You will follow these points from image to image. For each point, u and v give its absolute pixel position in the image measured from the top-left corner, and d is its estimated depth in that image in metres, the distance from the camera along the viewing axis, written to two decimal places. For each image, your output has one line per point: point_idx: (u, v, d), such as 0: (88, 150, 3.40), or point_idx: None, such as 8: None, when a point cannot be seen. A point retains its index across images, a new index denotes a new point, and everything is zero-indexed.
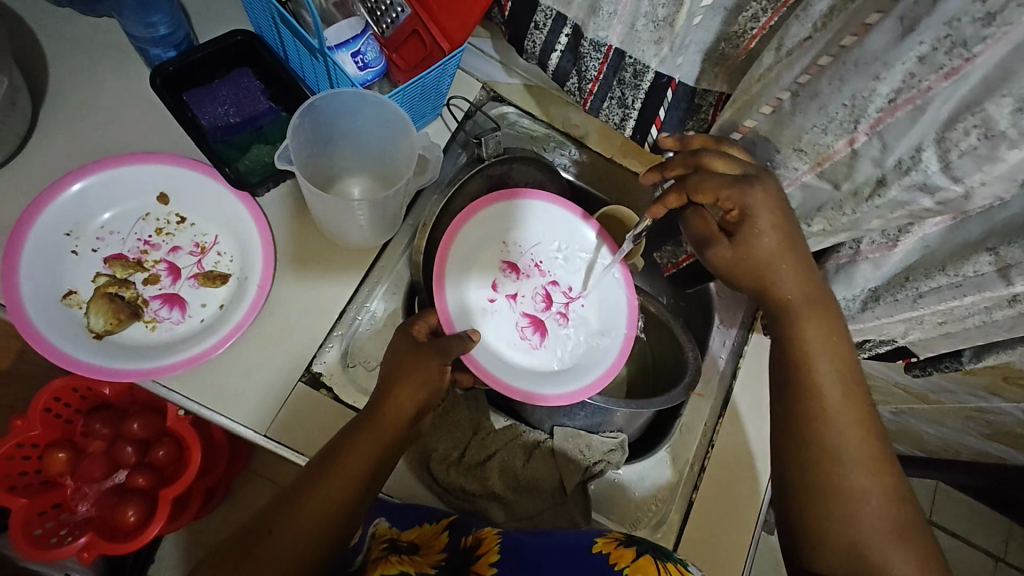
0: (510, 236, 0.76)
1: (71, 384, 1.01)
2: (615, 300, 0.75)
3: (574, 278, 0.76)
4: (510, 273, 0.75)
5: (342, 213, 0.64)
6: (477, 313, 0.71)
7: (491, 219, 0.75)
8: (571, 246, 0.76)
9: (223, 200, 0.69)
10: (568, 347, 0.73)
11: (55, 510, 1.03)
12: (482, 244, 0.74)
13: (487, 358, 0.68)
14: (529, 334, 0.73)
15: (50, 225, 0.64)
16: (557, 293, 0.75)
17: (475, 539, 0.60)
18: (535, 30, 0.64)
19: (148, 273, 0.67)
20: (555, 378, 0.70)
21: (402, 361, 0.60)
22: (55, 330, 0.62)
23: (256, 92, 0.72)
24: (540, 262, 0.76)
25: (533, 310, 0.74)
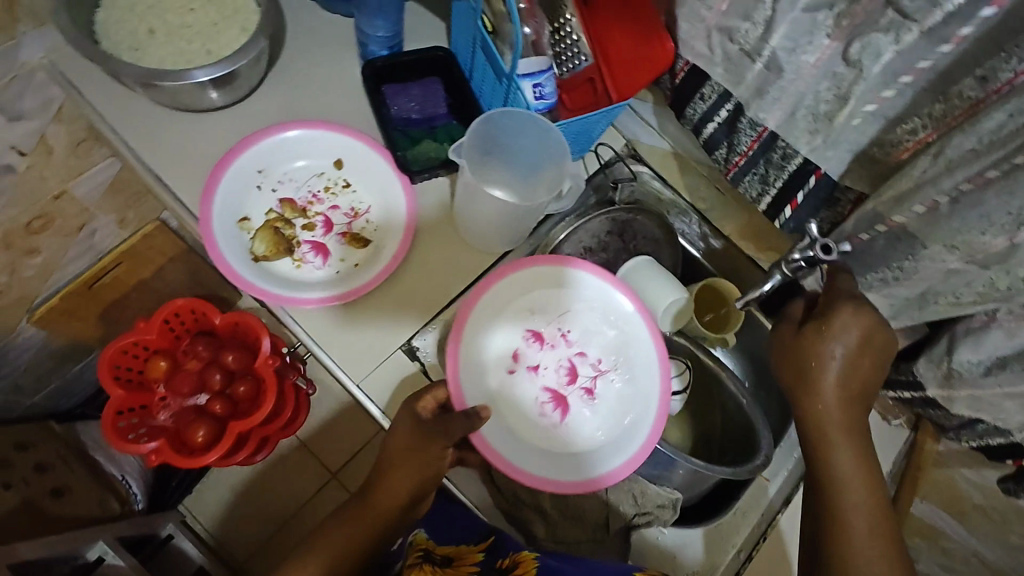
0: (542, 293, 0.74)
1: (190, 306, 1.14)
2: (645, 383, 0.73)
3: (604, 349, 0.74)
4: (534, 342, 0.73)
5: (489, 214, 0.73)
6: (495, 386, 0.71)
7: (516, 286, 0.74)
8: (598, 314, 0.75)
9: (387, 178, 0.79)
10: (590, 425, 0.72)
11: (141, 410, 1.15)
12: (506, 306, 0.73)
13: (497, 439, 0.69)
14: (550, 412, 0.71)
15: (249, 161, 0.77)
16: (581, 366, 0.74)
17: (512, 562, 0.66)
18: (699, 100, 0.71)
19: (308, 220, 0.77)
20: (573, 466, 0.69)
21: (411, 444, 0.65)
22: (227, 243, 0.73)
23: (440, 98, 0.82)
24: (567, 332, 0.74)
25: (555, 384, 0.73)
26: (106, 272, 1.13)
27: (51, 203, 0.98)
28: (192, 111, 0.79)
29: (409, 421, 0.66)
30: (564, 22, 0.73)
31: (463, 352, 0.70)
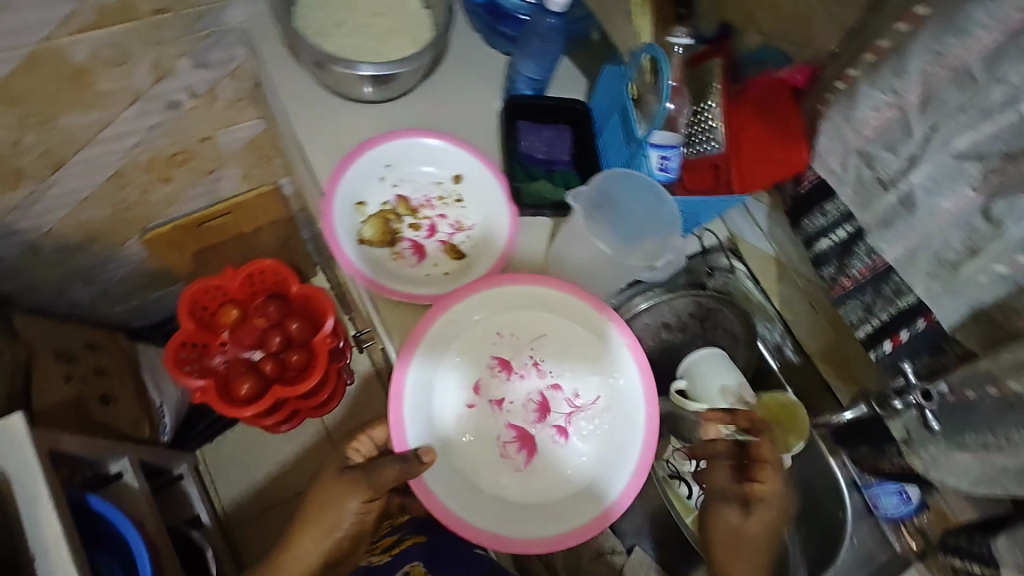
0: (518, 318, 0.75)
1: (274, 268, 1.22)
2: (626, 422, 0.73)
3: (579, 383, 0.74)
4: (500, 370, 0.74)
5: (581, 262, 0.77)
6: (449, 414, 0.71)
7: (489, 308, 0.74)
8: (580, 342, 0.75)
9: (497, 204, 0.82)
10: (554, 468, 0.72)
11: (202, 348, 1.22)
12: (473, 331, 0.74)
13: (444, 483, 0.69)
14: (514, 453, 0.72)
15: (382, 153, 0.82)
16: (554, 402, 0.74)
17: None
18: (819, 213, 0.71)
19: (415, 221, 0.82)
20: (538, 519, 0.70)
21: (325, 506, 0.69)
22: (340, 220, 0.78)
23: (567, 146, 0.86)
24: (539, 361, 0.75)
25: (521, 423, 0.73)
26: (218, 212, 1.24)
27: (196, 143, 1.07)
28: (347, 99, 0.87)
29: (331, 477, 0.71)
30: (708, 106, 0.76)
31: (416, 385, 0.70)
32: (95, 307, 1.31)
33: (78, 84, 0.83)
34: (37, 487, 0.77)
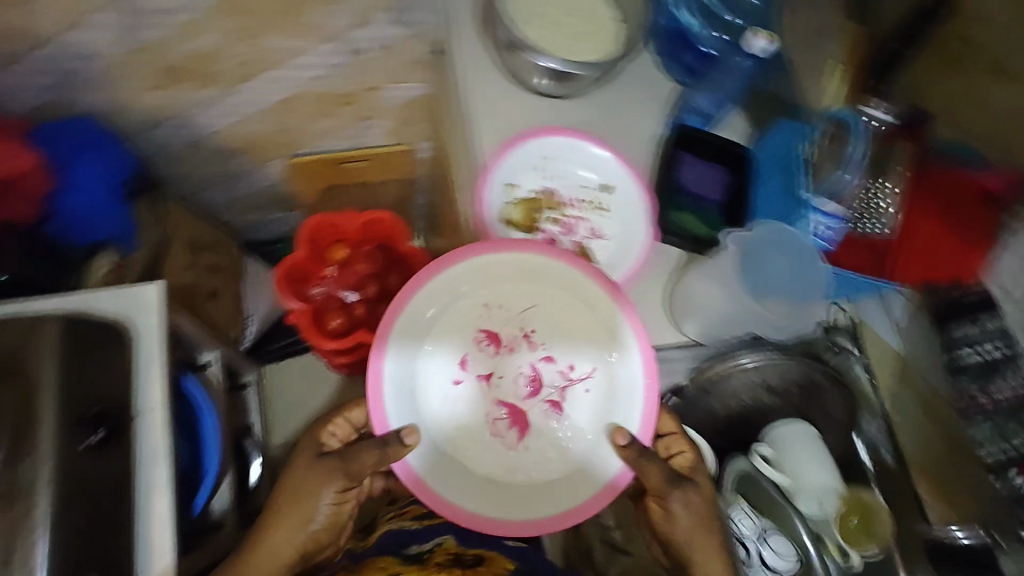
0: (512, 290, 0.80)
1: (389, 222, 1.26)
2: (628, 394, 0.77)
3: (572, 358, 0.80)
4: (487, 341, 0.80)
5: (704, 302, 0.78)
6: (434, 387, 0.78)
7: (476, 280, 0.79)
8: (572, 309, 0.80)
9: (638, 225, 0.83)
10: (542, 440, 0.79)
11: (304, 275, 1.28)
12: (461, 306, 0.79)
13: (428, 462, 0.76)
14: (504, 430, 0.79)
15: (546, 145, 0.84)
16: (544, 377, 0.80)
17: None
18: (972, 325, 0.76)
19: (557, 216, 0.85)
20: (530, 504, 0.76)
21: (300, 500, 0.82)
22: (492, 195, 0.83)
23: (720, 186, 0.84)
24: (530, 334, 0.81)
25: (512, 399, 0.80)
26: (359, 156, 1.33)
27: (361, 91, 1.13)
28: (517, 82, 0.87)
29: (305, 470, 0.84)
30: (879, 186, 0.80)
31: (400, 368, 0.77)
32: (227, 210, 1.42)
33: (291, 14, 0.91)
34: (152, 366, 0.85)
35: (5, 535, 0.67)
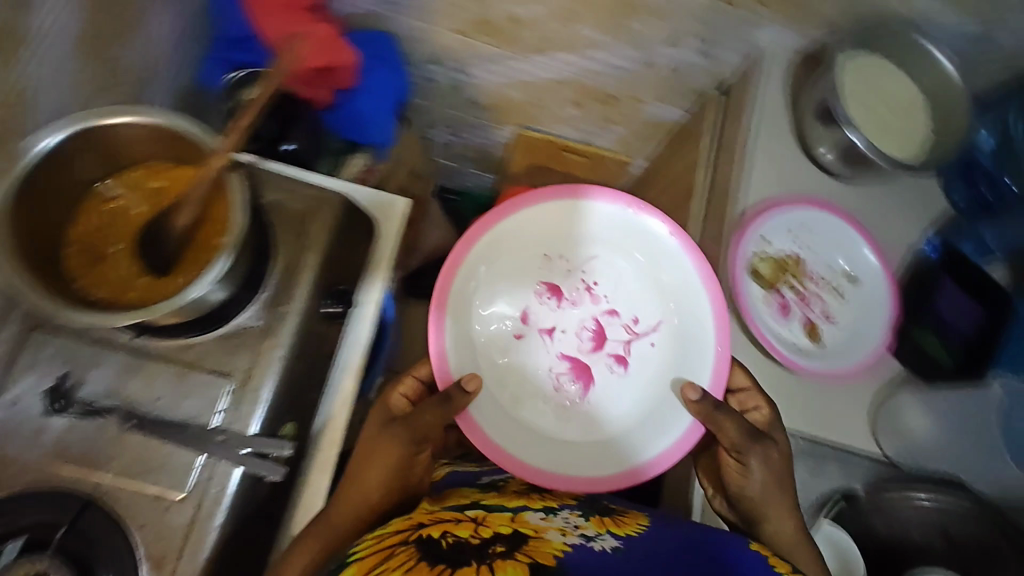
0: (577, 245, 0.89)
1: None
2: (699, 350, 0.83)
3: (635, 310, 0.88)
4: (551, 293, 0.89)
5: (917, 432, 0.83)
6: (499, 336, 0.86)
7: (542, 230, 0.88)
8: (643, 259, 0.88)
9: (874, 323, 0.86)
10: (607, 388, 0.86)
11: None
12: (523, 257, 0.88)
13: (485, 415, 0.81)
14: (567, 385, 0.86)
15: (813, 217, 0.88)
16: (606, 329, 0.88)
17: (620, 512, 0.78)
18: None
19: (797, 284, 0.87)
20: (595, 459, 0.82)
21: (381, 449, 0.79)
22: (748, 242, 0.86)
23: (972, 317, 0.84)
24: (591, 286, 0.89)
25: (575, 353, 0.88)
26: (583, 152, 1.40)
27: (626, 97, 1.19)
28: (802, 147, 0.91)
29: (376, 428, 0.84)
30: None
31: (460, 325, 0.83)
32: (441, 147, 1.53)
33: (621, 11, 0.96)
34: (376, 268, 0.90)
35: (254, 355, 0.77)
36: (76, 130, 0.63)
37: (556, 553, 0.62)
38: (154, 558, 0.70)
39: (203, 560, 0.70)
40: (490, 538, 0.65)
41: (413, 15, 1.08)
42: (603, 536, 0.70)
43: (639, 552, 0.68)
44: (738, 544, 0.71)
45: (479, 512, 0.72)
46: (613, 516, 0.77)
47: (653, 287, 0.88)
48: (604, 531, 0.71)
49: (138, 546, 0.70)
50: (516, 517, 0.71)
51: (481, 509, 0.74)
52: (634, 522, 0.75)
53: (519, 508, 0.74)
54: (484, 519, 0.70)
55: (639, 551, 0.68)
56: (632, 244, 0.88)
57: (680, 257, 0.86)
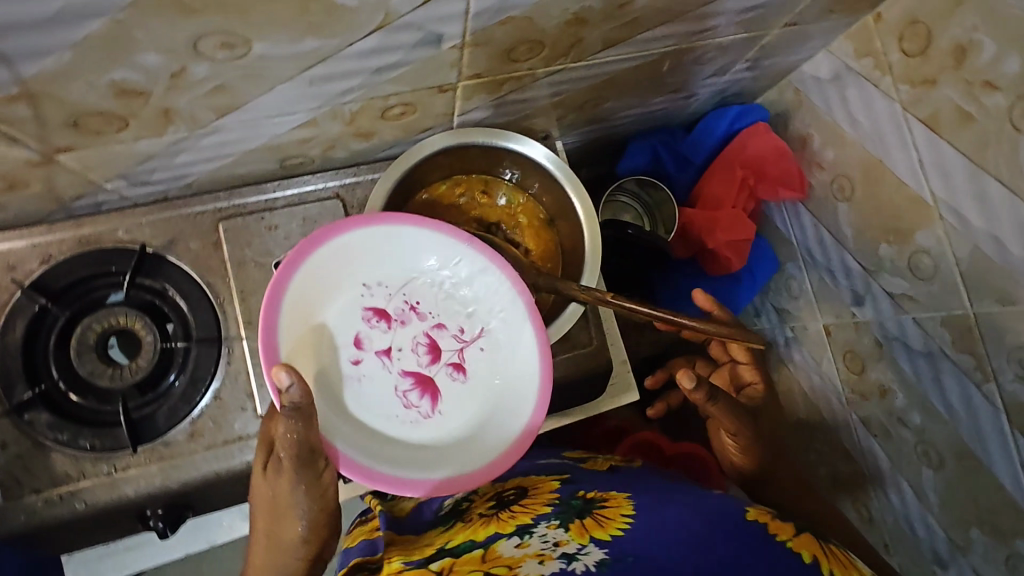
0: (394, 256, 0.64)
1: None
2: (518, 355, 0.64)
3: (463, 320, 0.66)
4: (382, 321, 0.64)
5: None
6: (330, 371, 0.62)
7: (364, 240, 0.63)
8: (460, 263, 0.65)
9: None
10: (461, 411, 0.64)
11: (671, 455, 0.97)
12: (334, 279, 0.62)
13: (336, 428, 0.60)
14: (416, 401, 0.64)
15: None
16: (443, 340, 0.66)
17: (598, 497, 0.65)
18: None
19: None
20: (424, 463, 0.62)
21: (275, 509, 0.59)
22: None
23: None
24: (416, 303, 0.65)
25: (415, 366, 0.64)
26: None
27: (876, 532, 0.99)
28: None
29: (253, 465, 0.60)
30: None
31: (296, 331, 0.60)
32: None
33: (982, 521, 0.78)
34: (564, 416, 0.82)
35: None
36: (551, 165, 0.73)
37: None
38: (196, 427, 0.68)
39: (216, 470, 0.68)
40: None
41: (815, 286, 1.00)
42: (587, 551, 0.53)
43: (625, 560, 0.52)
44: (732, 518, 0.60)
45: (445, 561, 0.56)
46: (594, 513, 0.61)
47: (471, 296, 0.65)
48: (588, 539, 0.56)
49: (199, 407, 0.69)
50: (487, 556, 0.55)
51: (448, 557, 0.57)
52: (617, 515, 0.60)
53: (492, 540, 0.59)
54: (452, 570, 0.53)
55: (630, 556, 0.52)
56: (440, 252, 0.65)
57: (481, 262, 0.64)
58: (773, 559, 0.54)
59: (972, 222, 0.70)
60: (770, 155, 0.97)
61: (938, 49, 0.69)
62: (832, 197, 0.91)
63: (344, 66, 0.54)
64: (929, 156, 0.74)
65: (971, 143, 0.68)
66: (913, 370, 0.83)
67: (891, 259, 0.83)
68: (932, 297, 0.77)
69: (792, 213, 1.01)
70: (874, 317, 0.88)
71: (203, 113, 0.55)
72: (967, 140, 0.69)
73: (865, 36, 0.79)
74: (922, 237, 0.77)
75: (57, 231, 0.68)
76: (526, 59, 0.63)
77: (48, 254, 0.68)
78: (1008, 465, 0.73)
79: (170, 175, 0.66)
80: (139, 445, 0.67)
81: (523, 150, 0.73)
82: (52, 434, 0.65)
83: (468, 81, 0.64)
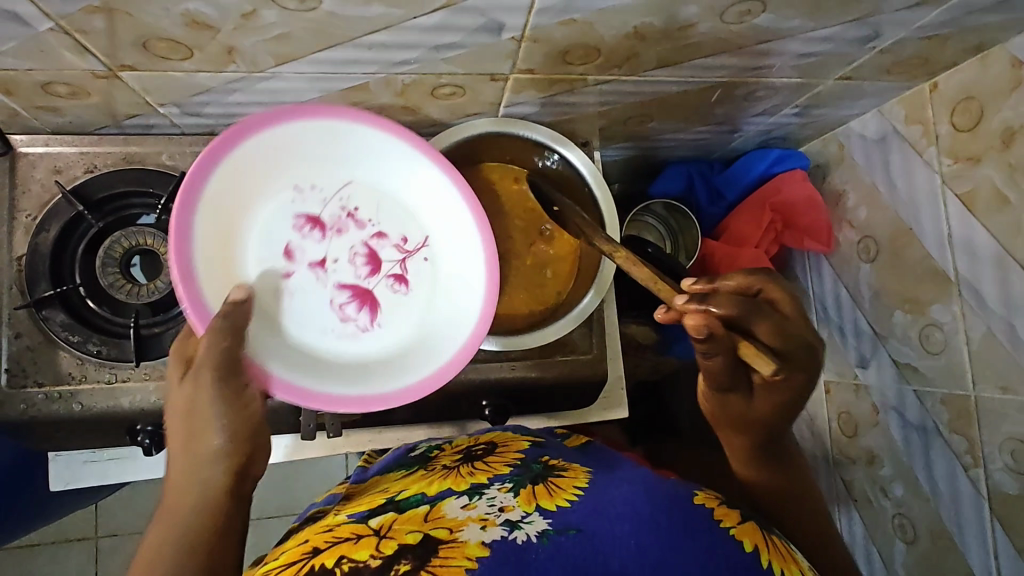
0: (320, 164, 0.66)
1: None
2: (461, 275, 0.70)
3: (409, 230, 0.70)
4: (312, 229, 0.66)
5: None
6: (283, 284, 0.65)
7: (286, 140, 0.63)
8: (406, 174, 0.68)
9: None
10: (401, 316, 0.69)
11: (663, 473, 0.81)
12: (247, 183, 0.63)
13: (268, 344, 0.62)
14: (353, 314, 0.67)
15: None
16: (384, 249, 0.69)
17: (558, 464, 0.66)
18: None
19: None
20: (355, 375, 0.64)
21: (178, 424, 0.53)
22: None
23: None
24: (353, 211, 0.68)
25: (353, 279, 0.68)
26: None
27: None
28: None
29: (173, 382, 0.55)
30: None
31: (216, 275, 0.60)
32: None
33: None
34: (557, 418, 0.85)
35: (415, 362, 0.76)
36: (588, 175, 0.75)
37: (467, 569, 0.48)
38: None
39: None
40: (393, 556, 0.50)
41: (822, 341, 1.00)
42: (530, 519, 0.55)
43: (569, 533, 0.53)
44: (680, 496, 0.59)
45: (387, 516, 0.57)
46: (550, 480, 0.61)
47: (415, 206, 0.70)
48: (534, 508, 0.57)
49: None
50: (430, 515, 0.57)
51: (390, 513, 0.59)
52: (570, 487, 0.60)
53: (442, 496, 0.61)
54: (390, 529, 0.55)
55: (574, 530, 0.53)
56: (381, 165, 0.68)
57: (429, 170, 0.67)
58: (719, 552, 0.53)
59: (991, 306, 0.70)
60: (803, 206, 0.97)
61: (988, 128, 0.70)
62: (856, 257, 0.91)
63: (407, 38, 0.56)
64: (959, 233, 0.74)
65: (1005, 227, 0.68)
66: (903, 441, 0.83)
67: (903, 327, 0.83)
68: (937, 372, 0.77)
69: (813, 263, 1.01)
70: (876, 383, 0.88)
71: (264, 57, 0.57)
72: (1001, 224, 0.69)
73: (918, 103, 0.79)
74: (938, 311, 0.77)
75: (106, 143, 0.71)
76: (580, 64, 0.65)
77: (94, 165, 0.71)
78: (981, 550, 0.73)
79: (221, 112, 0.69)
80: (143, 361, 0.69)
81: (563, 155, 0.75)
82: (63, 334, 0.68)
83: (520, 75, 0.66)
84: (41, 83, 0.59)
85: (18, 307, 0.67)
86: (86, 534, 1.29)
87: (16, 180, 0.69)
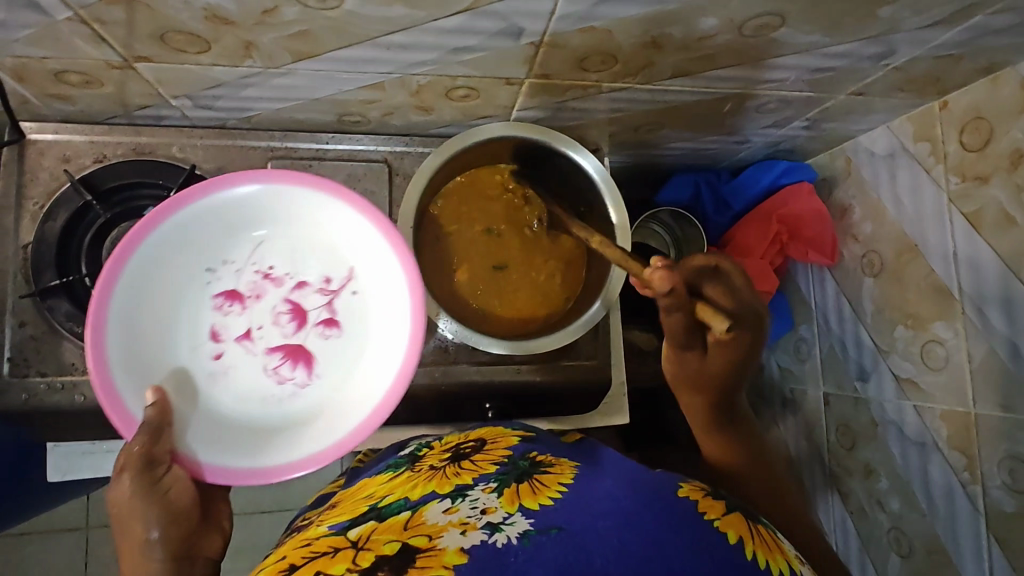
0: (231, 232, 0.65)
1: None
2: (383, 310, 0.67)
3: (331, 269, 0.67)
4: (232, 301, 0.66)
5: None
6: (202, 366, 0.65)
7: (190, 221, 0.62)
8: (318, 223, 0.67)
9: None
10: (337, 369, 0.67)
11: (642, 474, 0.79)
12: (161, 283, 0.63)
13: (199, 428, 0.62)
14: (288, 373, 0.66)
15: None
16: (308, 297, 0.67)
17: (544, 460, 0.64)
18: None
19: None
20: (286, 441, 0.63)
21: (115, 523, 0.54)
22: None
23: None
24: (270, 270, 0.66)
25: (282, 337, 0.66)
26: None
27: None
28: None
29: None
30: None
31: (144, 371, 0.61)
32: None
33: None
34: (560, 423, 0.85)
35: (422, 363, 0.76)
36: (598, 178, 0.75)
37: None
38: None
39: None
40: (370, 571, 0.49)
41: (823, 354, 1.00)
42: (512, 520, 0.53)
43: (550, 535, 0.51)
44: (663, 491, 0.58)
45: (368, 524, 0.56)
46: (535, 479, 0.60)
47: (332, 246, 0.67)
48: (516, 509, 0.55)
49: None
50: (410, 523, 0.55)
51: (372, 521, 0.57)
52: (556, 483, 0.59)
53: (426, 500, 0.60)
54: (369, 540, 0.54)
55: (558, 533, 0.52)
56: (291, 216, 0.66)
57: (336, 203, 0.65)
58: (702, 541, 0.52)
59: (994, 325, 0.70)
60: (808, 217, 0.97)
61: (997, 149, 0.70)
62: (860, 270, 0.92)
63: (426, 40, 0.56)
64: (964, 250, 0.74)
65: (1011, 247, 0.69)
66: (902, 456, 0.83)
67: (905, 342, 0.83)
68: (938, 389, 0.78)
69: (816, 275, 1.02)
70: (875, 396, 0.88)
71: (281, 53, 0.57)
72: (1006, 243, 0.69)
73: (927, 121, 0.79)
74: (941, 328, 0.77)
75: (116, 134, 0.71)
76: (596, 71, 0.65)
77: (104, 155, 0.71)
78: (976, 565, 0.74)
79: (233, 106, 0.68)
80: None
81: (573, 157, 0.74)
82: (68, 325, 0.67)
83: (536, 80, 0.66)
84: (54, 71, 0.58)
85: (23, 296, 0.66)
86: (79, 525, 1.28)
87: (25, 167, 0.68)
